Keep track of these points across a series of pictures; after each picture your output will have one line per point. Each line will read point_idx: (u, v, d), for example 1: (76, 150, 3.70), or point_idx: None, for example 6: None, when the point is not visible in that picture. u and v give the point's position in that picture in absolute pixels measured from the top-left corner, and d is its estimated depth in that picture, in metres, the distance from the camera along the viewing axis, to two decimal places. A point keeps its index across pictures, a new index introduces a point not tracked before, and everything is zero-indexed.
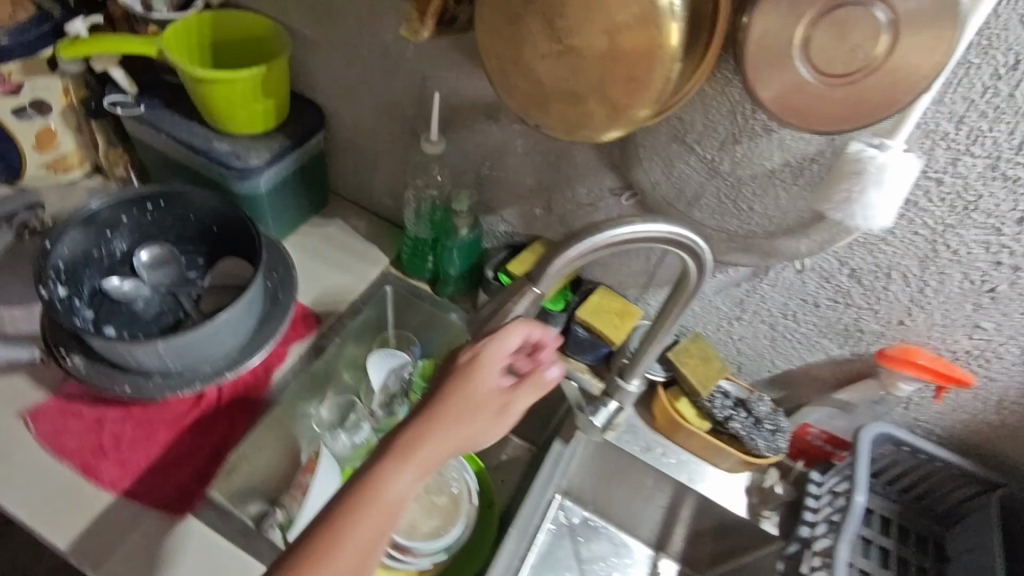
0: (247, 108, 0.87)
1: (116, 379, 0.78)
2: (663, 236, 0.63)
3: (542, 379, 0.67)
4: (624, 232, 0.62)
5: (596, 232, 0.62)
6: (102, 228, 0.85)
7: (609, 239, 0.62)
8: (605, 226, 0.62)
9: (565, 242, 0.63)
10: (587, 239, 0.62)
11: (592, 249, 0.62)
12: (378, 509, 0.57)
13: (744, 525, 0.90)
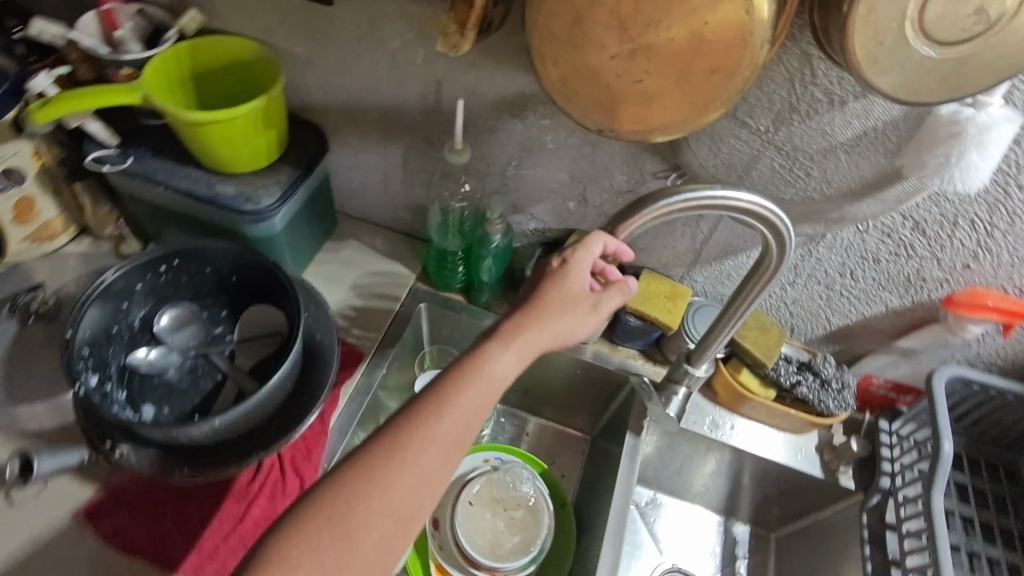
0: (250, 143, 0.80)
1: (174, 463, 0.73)
2: (746, 214, 0.61)
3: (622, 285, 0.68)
4: (693, 196, 0.59)
5: (662, 196, 0.60)
6: (118, 300, 0.78)
7: (678, 203, 0.59)
8: (670, 190, 0.60)
9: (630, 208, 0.61)
10: (655, 201, 0.60)
11: (661, 211, 0.60)
12: (478, 396, 0.58)
13: (822, 484, 0.90)
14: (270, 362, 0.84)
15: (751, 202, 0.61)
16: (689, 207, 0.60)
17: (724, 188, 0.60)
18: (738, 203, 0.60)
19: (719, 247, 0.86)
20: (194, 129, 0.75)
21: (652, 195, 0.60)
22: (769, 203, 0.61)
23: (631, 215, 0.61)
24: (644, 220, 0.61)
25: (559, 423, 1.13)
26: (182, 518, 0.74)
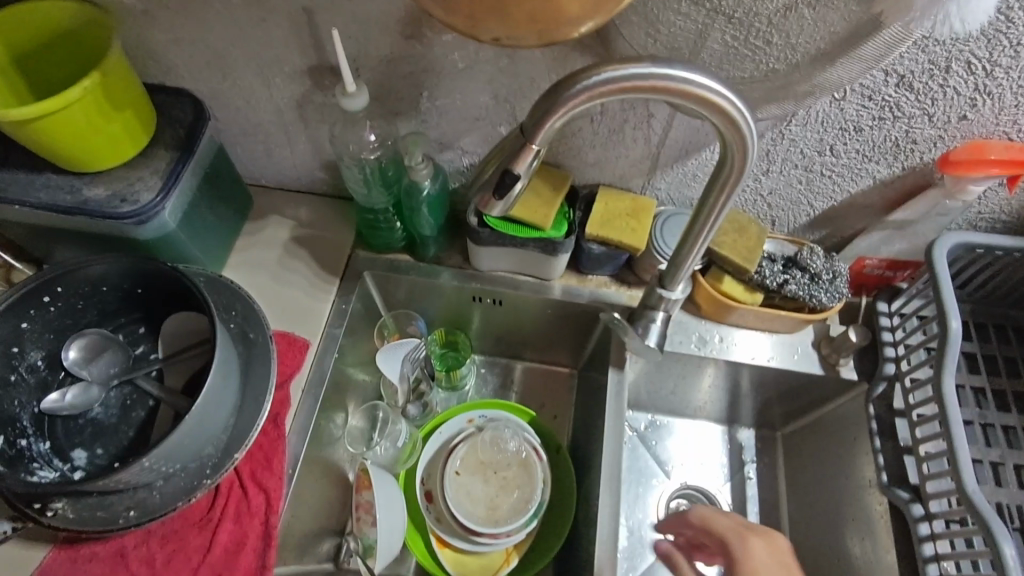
0: (103, 130, 0.66)
1: (114, 507, 0.66)
2: (699, 105, 0.49)
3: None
4: (625, 73, 0.47)
5: (589, 74, 0.48)
6: (6, 347, 0.68)
7: (609, 81, 0.48)
8: (598, 70, 0.48)
9: (555, 93, 0.49)
10: (583, 78, 0.47)
11: (590, 94, 0.48)
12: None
13: (823, 381, 0.84)
14: (205, 376, 0.76)
15: (702, 91, 0.48)
16: (623, 88, 0.48)
17: (665, 63, 0.48)
18: (691, 89, 0.48)
19: (678, 148, 0.75)
20: (23, 129, 0.61)
21: (578, 75, 0.48)
22: (725, 91, 0.49)
23: (558, 101, 0.48)
24: (571, 108, 0.49)
25: (542, 362, 1.06)
26: (142, 560, 0.68)
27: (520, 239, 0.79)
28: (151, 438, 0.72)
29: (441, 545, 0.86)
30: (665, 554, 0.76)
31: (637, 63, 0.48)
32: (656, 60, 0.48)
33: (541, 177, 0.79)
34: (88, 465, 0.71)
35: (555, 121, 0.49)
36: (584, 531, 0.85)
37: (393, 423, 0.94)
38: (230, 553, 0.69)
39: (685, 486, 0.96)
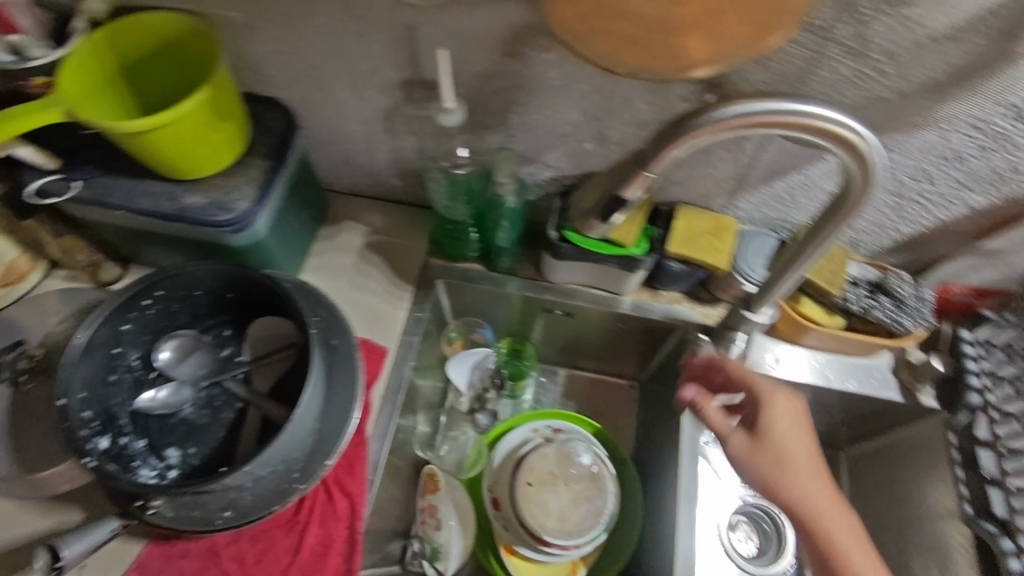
0: (205, 143, 0.67)
1: (210, 508, 0.68)
2: (825, 136, 0.48)
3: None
4: (757, 109, 0.46)
5: (717, 110, 0.47)
6: (108, 349, 0.70)
7: (739, 117, 0.47)
8: (727, 106, 0.47)
9: (680, 125, 0.49)
10: (713, 113, 0.47)
11: (717, 129, 0.48)
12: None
13: (899, 407, 0.84)
14: (291, 380, 0.78)
15: (835, 127, 0.47)
16: (753, 124, 0.47)
17: (798, 100, 0.47)
18: (816, 123, 0.47)
19: (767, 170, 0.74)
20: (134, 141, 0.63)
21: (706, 109, 0.48)
22: (851, 123, 0.47)
23: (684, 133, 0.48)
24: (696, 141, 0.49)
25: (598, 372, 1.08)
26: (233, 558, 0.71)
27: (601, 256, 0.80)
28: (242, 440, 0.75)
29: (509, 553, 0.88)
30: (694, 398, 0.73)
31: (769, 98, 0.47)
32: (790, 96, 0.47)
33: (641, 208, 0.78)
34: (182, 464, 0.73)
35: (679, 149, 0.50)
36: (654, 546, 0.86)
37: (458, 428, 0.99)
38: (317, 557, 0.72)
39: (747, 504, 1.02)
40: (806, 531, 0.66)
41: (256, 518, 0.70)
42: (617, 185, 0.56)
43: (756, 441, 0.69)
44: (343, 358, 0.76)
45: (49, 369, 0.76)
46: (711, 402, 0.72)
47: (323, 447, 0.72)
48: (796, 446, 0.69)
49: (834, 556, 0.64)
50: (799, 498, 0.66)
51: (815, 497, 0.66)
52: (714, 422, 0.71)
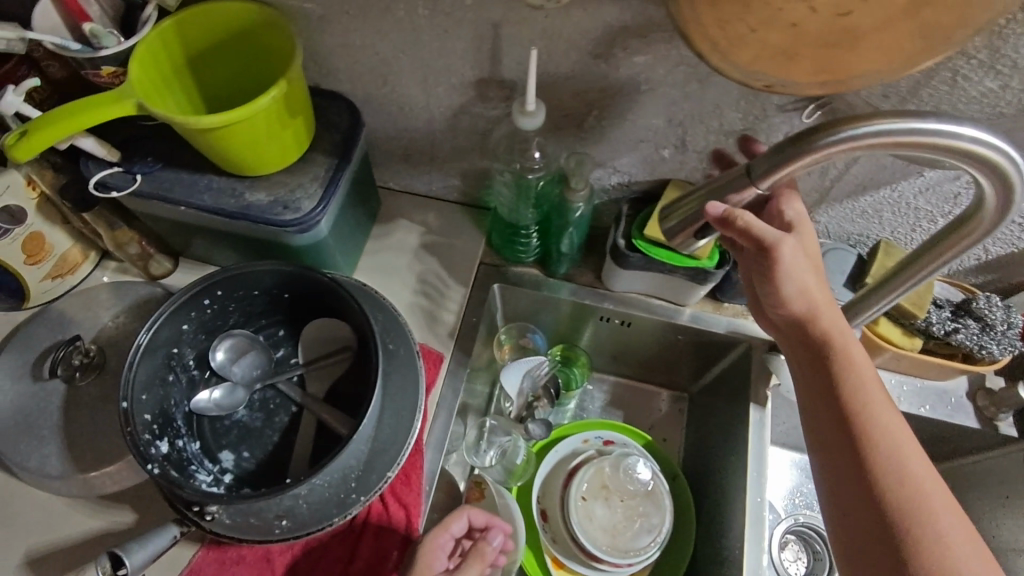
0: (275, 140, 0.65)
1: (267, 516, 0.65)
2: (965, 160, 0.43)
3: (485, 549, 0.70)
4: (898, 128, 0.42)
5: (850, 127, 0.43)
6: (167, 348, 0.68)
7: (877, 136, 0.43)
8: (862, 122, 0.43)
9: (803, 140, 0.45)
10: (847, 129, 0.43)
11: (848, 146, 0.44)
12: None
13: (974, 433, 0.80)
14: (347, 385, 0.75)
15: (981, 152, 0.43)
16: (891, 144, 0.43)
17: (943, 120, 0.43)
18: (960, 146, 0.43)
19: (855, 184, 0.71)
20: (202, 135, 0.60)
21: (833, 124, 0.44)
22: (998, 148, 0.43)
23: (810, 148, 0.44)
24: (822, 157, 0.44)
25: (639, 379, 1.01)
26: (289, 568, 0.69)
27: (673, 266, 0.76)
28: (297, 445, 0.72)
29: (557, 566, 0.85)
30: (722, 215, 0.51)
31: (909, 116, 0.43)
32: (934, 116, 0.43)
33: None
34: (237, 468, 0.71)
35: (801, 164, 0.46)
36: (712, 567, 0.83)
37: (505, 434, 0.91)
38: (374, 569, 0.70)
39: (796, 523, 0.94)
40: (856, 451, 0.56)
41: (315, 529, 0.67)
42: (723, 195, 0.50)
43: (795, 259, 0.56)
44: (402, 364, 0.73)
45: (104, 366, 0.75)
46: (745, 213, 0.52)
47: (384, 458, 0.69)
48: (803, 281, 0.58)
49: (913, 494, 0.53)
50: (821, 330, 0.59)
51: (861, 367, 0.58)
52: (764, 234, 0.54)
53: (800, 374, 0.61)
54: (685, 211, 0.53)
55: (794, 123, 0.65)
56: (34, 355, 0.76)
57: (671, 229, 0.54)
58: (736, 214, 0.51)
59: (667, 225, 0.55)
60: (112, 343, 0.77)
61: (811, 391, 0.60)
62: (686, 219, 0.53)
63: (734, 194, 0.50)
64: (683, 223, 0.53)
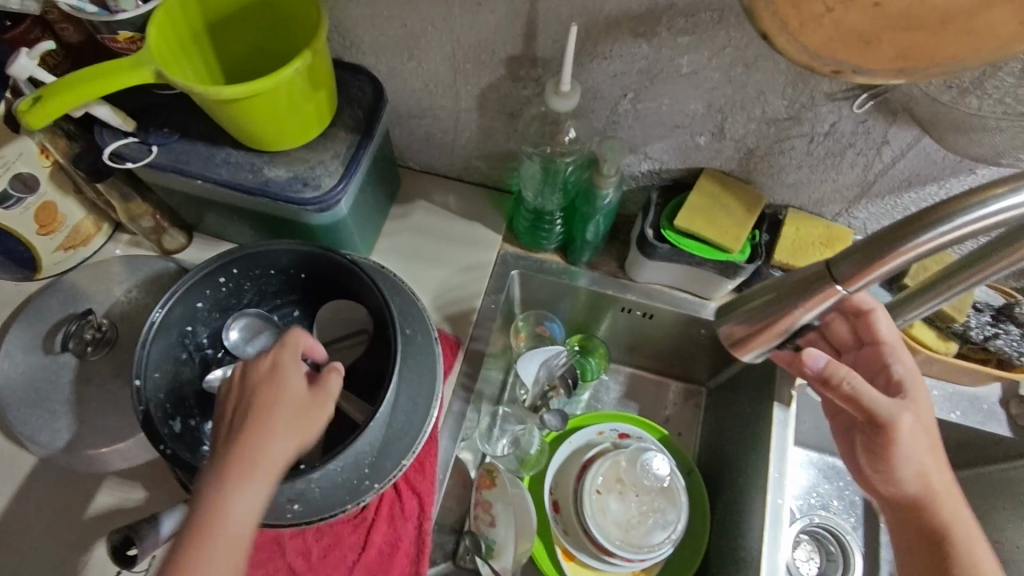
0: (296, 114, 0.63)
1: (279, 500, 0.64)
2: None
3: (331, 383, 0.56)
4: (1013, 203, 0.37)
5: (954, 213, 0.38)
6: (181, 326, 0.66)
7: (985, 222, 0.37)
8: (968, 201, 0.37)
9: (893, 235, 0.40)
10: (952, 219, 0.37)
11: (947, 239, 0.38)
12: (257, 479, 0.51)
13: (1003, 441, 0.78)
14: (362, 369, 0.73)
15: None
16: (987, 227, 0.38)
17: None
18: None
19: (900, 179, 0.68)
20: (223, 107, 0.58)
21: (932, 209, 0.38)
22: None
23: (899, 249, 0.39)
24: (917, 254, 0.39)
25: (656, 371, 0.99)
26: (300, 552, 0.68)
27: (702, 259, 0.72)
28: (312, 429, 0.71)
29: (567, 558, 0.84)
30: (817, 369, 0.57)
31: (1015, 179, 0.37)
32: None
33: (755, 211, 0.72)
34: None
35: (887, 268, 0.41)
36: (724, 565, 0.82)
37: (518, 423, 0.90)
38: (384, 556, 0.69)
39: (811, 522, 0.92)
40: None
41: (326, 516, 0.66)
42: (794, 301, 0.45)
43: (918, 424, 0.59)
44: (419, 349, 0.71)
45: (115, 341, 0.73)
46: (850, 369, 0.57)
47: (398, 445, 0.68)
48: (920, 463, 0.60)
49: None
50: (937, 514, 0.60)
51: (961, 524, 0.60)
52: (880, 409, 0.58)
53: (898, 532, 0.63)
54: (749, 311, 0.48)
55: (842, 113, 0.62)
56: (45, 327, 0.74)
57: (731, 327, 0.50)
58: (792, 320, 0.46)
59: (727, 321, 0.51)
60: (124, 318, 0.76)
61: (905, 551, 0.62)
62: (742, 322, 0.49)
63: (803, 302, 0.45)
64: (742, 324, 0.49)
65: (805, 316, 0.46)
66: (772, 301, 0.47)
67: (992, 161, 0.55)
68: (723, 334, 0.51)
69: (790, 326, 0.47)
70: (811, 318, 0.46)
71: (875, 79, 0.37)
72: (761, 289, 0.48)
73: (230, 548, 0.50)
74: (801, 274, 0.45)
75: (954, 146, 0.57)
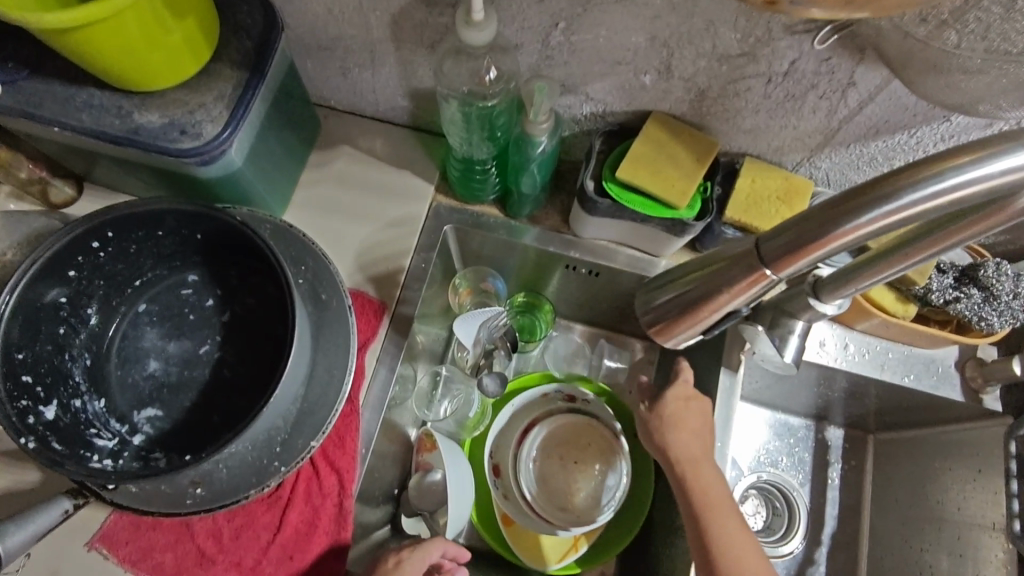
0: (160, 48, 0.53)
1: (180, 483, 0.59)
2: None
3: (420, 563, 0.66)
4: (971, 178, 0.30)
5: (902, 189, 0.31)
6: (55, 297, 0.59)
7: (937, 200, 0.31)
8: (922, 173, 0.31)
9: (829, 212, 0.33)
10: (901, 195, 0.31)
11: (891, 220, 0.32)
12: None
13: (958, 405, 0.75)
14: (270, 340, 0.67)
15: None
16: (939, 209, 0.32)
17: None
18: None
19: (867, 126, 0.60)
20: (61, 39, 0.47)
21: (881, 182, 0.32)
22: None
23: (836, 231, 0.33)
24: (856, 237, 0.33)
25: (608, 328, 0.93)
26: (210, 534, 0.64)
27: (648, 216, 0.65)
28: (216, 405, 0.64)
29: (506, 523, 0.81)
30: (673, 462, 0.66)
31: (980, 145, 0.31)
32: (1022, 134, 0.30)
33: (708, 161, 0.64)
34: (149, 428, 0.63)
35: (821, 252, 0.35)
36: (664, 532, 0.80)
37: (459, 384, 0.86)
38: (302, 534, 0.65)
39: (760, 479, 0.88)
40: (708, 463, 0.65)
41: (230, 502, 0.60)
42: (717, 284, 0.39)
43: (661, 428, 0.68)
44: (332, 317, 0.65)
45: None
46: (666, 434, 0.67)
47: (309, 425, 0.62)
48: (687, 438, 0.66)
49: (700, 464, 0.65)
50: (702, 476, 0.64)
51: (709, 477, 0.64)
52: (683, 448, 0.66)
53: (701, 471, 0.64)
54: (671, 293, 0.42)
55: (803, 50, 0.53)
56: None
57: (653, 310, 0.44)
58: (719, 307, 0.40)
59: (649, 301, 0.44)
60: None
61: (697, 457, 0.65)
62: (668, 304, 0.42)
63: (729, 289, 0.38)
64: (662, 307, 0.43)
65: (732, 304, 0.39)
66: (700, 283, 0.40)
67: (964, 110, 0.48)
68: (644, 317, 0.45)
69: (716, 313, 0.41)
70: (741, 304, 0.40)
71: (821, 12, 0.29)
72: (694, 264, 0.41)
73: None
74: (730, 252, 0.38)
75: (924, 91, 0.49)
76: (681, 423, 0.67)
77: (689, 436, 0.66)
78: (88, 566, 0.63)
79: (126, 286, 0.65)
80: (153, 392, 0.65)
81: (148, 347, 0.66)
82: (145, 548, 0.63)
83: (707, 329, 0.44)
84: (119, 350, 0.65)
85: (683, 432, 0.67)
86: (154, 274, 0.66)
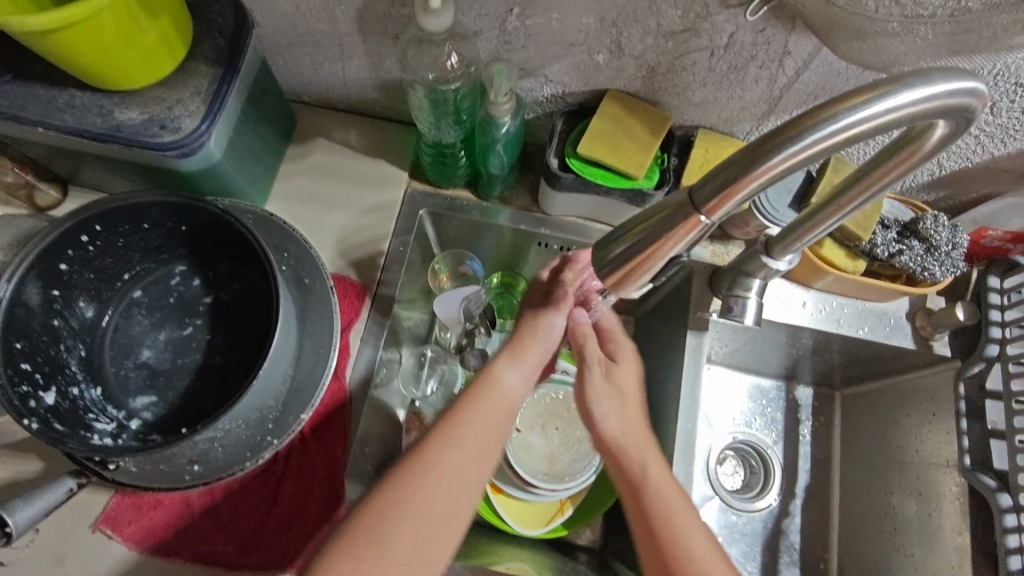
0: (133, 46, 0.56)
1: (176, 462, 0.61)
2: (911, 120, 0.37)
3: None
4: (861, 118, 0.35)
5: (805, 131, 0.36)
6: (49, 290, 0.62)
7: (835, 137, 0.36)
8: (821, 114, 0.36)
9: (748, 156, 0.37)
10: (805, 135, 0.36)
11: (797, 160, 0.37)
12: (484, 402, 0.58)
13: (912, 353, 0.80)
14: (257, 325, 0.70)
15: (941, 116, 0.37)
16: (836, 147, 0.37)
17: (911, 84, 0.36)
18: (908, 115, 0.36)
19: (807, 92, 0.64)
20: (40, 41, 0.50)
21: (789, 126, 0.36)
22: (949, 98, 0.36)
23: (751, 174, 0.38)
24: (770, 176, 0.38)
25: None
26: (209, 510, 0.68)
27: (610, 188, 0.69)
28: (208, 390, 0.67)
29: (494, 491, 0.83)
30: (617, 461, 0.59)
31: (868, 89, 0.36)
32: (898, 79, 0.36)
33: (664, 132, 0.68)
34: (146, 413, 0.67)
35: (744, 193, 0.39)
36: None
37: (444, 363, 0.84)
38: (298, 506, 0.69)
39: (736, 440, 0.92)
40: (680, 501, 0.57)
41: (227, 476, 0.63)
42: (661, 234, 0.42)
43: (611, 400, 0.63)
44: (315, 299, 0.68)
45: None
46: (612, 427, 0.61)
47: (296, 399, 0.65)
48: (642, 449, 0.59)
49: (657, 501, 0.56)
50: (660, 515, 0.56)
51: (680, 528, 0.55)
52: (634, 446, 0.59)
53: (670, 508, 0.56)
54: (621, 247, 0.44)
55: (739, 23, 0.57)
56: None
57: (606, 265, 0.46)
58: (664, 255, 0.43)
59: (601, 257, 0.46)
60: None
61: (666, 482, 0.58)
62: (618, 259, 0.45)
63: (671, 236, 0.41)
64: (615, 261, 0.44)
65: (675, 249, 0.43)
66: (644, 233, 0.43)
67: (883, 70, 0.52)
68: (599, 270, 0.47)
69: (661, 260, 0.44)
70: (681, 250, 0.44)
71: None
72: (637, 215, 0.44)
73: (488, 417, 0.57)
74: (669, 200, 0.42)
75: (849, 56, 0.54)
76: (632, 430, 0.61)
77: (635, 430, 0.61)
78: (93, 549, 0.66)
79: (115, 280, 0.68)
80: (148, 380, 0.68)
81: (141, 337, 0.69)
82: (147, 528, 0.66)
83: (655, 278, 0.47)
84: (113, 340, 0.69)
85: (631, 431, 0.61)
86: (142, 267, 0.70)
